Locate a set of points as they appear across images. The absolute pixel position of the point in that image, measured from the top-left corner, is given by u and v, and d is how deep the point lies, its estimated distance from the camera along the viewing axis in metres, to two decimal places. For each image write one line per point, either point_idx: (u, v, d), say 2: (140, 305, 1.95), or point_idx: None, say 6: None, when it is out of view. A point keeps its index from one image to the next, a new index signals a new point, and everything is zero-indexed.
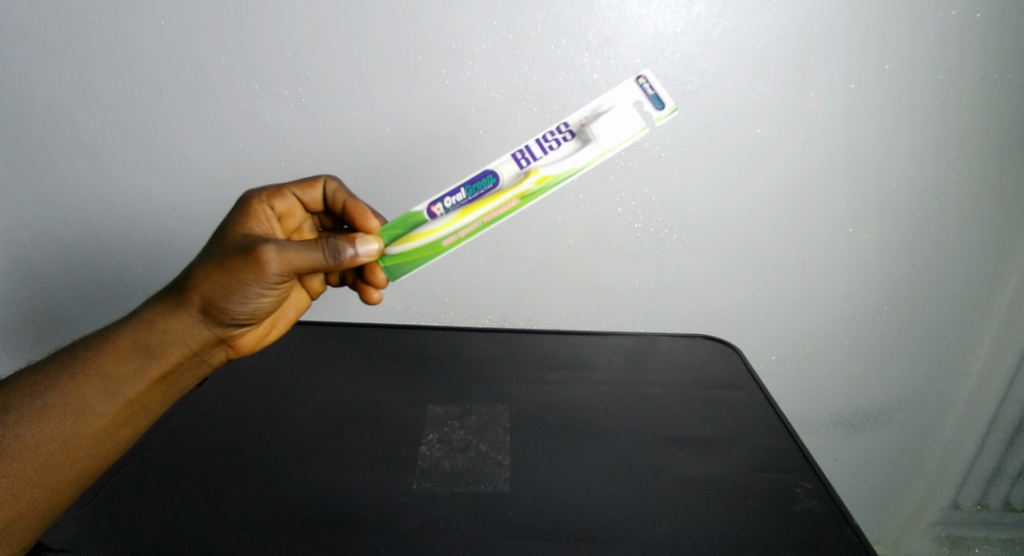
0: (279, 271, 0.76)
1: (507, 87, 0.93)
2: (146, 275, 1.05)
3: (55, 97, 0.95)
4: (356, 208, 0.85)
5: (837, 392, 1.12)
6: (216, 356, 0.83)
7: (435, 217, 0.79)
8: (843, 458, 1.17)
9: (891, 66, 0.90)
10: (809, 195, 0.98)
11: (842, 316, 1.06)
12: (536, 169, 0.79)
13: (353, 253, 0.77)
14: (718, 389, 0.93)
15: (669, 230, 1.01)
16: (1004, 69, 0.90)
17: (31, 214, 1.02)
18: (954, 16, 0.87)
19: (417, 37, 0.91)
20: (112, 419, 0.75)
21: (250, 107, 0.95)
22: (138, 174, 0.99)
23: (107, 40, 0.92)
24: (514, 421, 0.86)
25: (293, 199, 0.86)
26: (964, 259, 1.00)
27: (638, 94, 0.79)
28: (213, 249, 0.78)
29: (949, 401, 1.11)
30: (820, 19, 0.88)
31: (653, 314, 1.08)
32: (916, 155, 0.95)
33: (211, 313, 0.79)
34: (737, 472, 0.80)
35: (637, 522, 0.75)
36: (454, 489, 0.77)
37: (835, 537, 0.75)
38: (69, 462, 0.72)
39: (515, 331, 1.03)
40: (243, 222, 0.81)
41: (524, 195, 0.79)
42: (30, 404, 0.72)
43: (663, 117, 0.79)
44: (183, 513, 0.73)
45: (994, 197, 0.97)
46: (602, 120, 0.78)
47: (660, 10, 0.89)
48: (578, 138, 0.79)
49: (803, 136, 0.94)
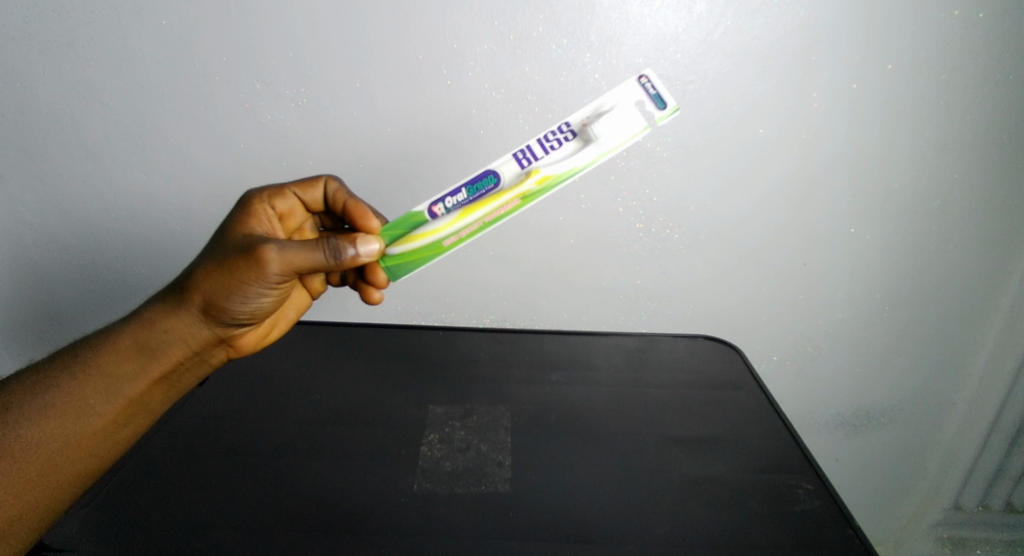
0: (280, 271, 0.76)
1: (508, 87, 0.93)
2: (147, 275, 1.05)
3: (57, 97, 0.95)
4: (356, 208, 0.85)
5: (839, 393, 1.12)
6: (216, 356, 0.83)
7: (436, 216, 0.79)
8: (844, 459, 1.17)
9: (893, 66, 0.90)
10: (811, 195, 0.98)
11: (843, 317, 1.05)
12: (537, 169, 0.79)
13: (354, 253, 0.77)
14: (720, 389, 0.93)
15: (670, 230, 1.01)
16: (1006, 69, 0.89)
17: (33, 213, 1.02)
18: (955, 16, 0.87)
19: (418, 37, 0.91)
20: (112, 419, 0.75)
21: (251, 106, 0.95)
22: (139, 174, 0.99)
23: (109, 40, 0.92)
24: (515, 421, 0.86)
25: (294, 199, 0.86)
26: (966, 260, 1.00)
27: (640, 93, 0.79)
28: (214, 249, 0.78)
29: (951, 402, 1.10)
30: (822, 18, 0.88)
31: (654, 314, 1.08)
32: (918, 155, 0.94)
33: (211, 313, 0.79)
34: (739, 473, 0.80)
35: (638, 522, 0.75)
36: (454, 490, 0.77)
37: (836, 538, 0.74)
38: (69, 462, 0.72)
39: (516, 331, 1.03)
40: (244, 222, 0.81)
41: (525, 195, 0.78)
42: (31, 404, 0.72)
43: (665, 116, 0.79)
44: (184, 513, 0.73)
45: (996, 197, 0.96)
46: (603, 119, 0.78)
47: (661, 10, 0.89)
48: (580, 138, 0.79)
49: (805, 136, 0.94)
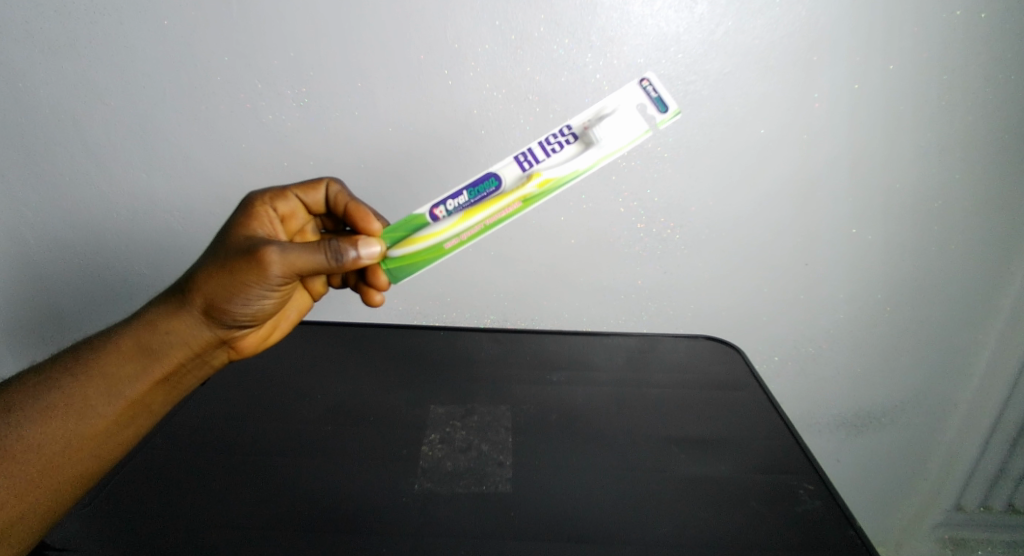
0: (282, 272, 0.76)
1: (510, 87, 0.93)
2: (148, 275, 1.05)
3: (58, 97, 0.95)
4: (358, 210, 0.85)
5: (840, 393, 1.12)
6: (218, 356, 0.83)
7: (437, 219, 0.79)
8: (845, 459, 1.17)
9: (894, 66, 0.90)
10: (812, 196, 0.98)
11: (845, 317, 1.05)
12: (538, 171, 0.79)
13: (356, 255, 0.77)
14: (721, 390, 0.93)
15: (671, 231, 1.01)
16: (1008, 69, 0.89)
17: (35, 213, 1.02)
18: (957, 16, 0.87)
19: (420, 37, 0.91)
20: (114, 420, 0.75)
21: (253, 106, 0.95)
22: (141, 174, 0.99)
23: (110, 40, 0.92)
24: (516, 421, 0.86)
25: (295, 201, 0.86)
26: (967, 260, 1.00)
27: (641, 96, 0.79)
28: (216, 250, 0.78)
29: (953, 403, 1.10)
30: (823, 18, 0.88)
31: (655, 315, 1.08)
32: (919, 155, 0.94)
33: (213, 314, 0.79)
34: (740, 474, 0.80)
35: (639, 523, 0.74)
36: (455, 489, 0.77)
37: (837, 538, 0.74)
38: (70, 463, 0.73)
39: (517, 331, 1.03)
40: (246, 223, 0.81)
41: (527, 197, 0.78)
42: (33, 405, 0.73)
43: (667, 120, 0.79)
44: (185, 513, 0.73)
45: (997, 198, 0.96)
46: (605, 123, 0.78)
47: (663, 10, 0.89)
48: (581, 141, 0.79)
49: (806, 137, 0.94)
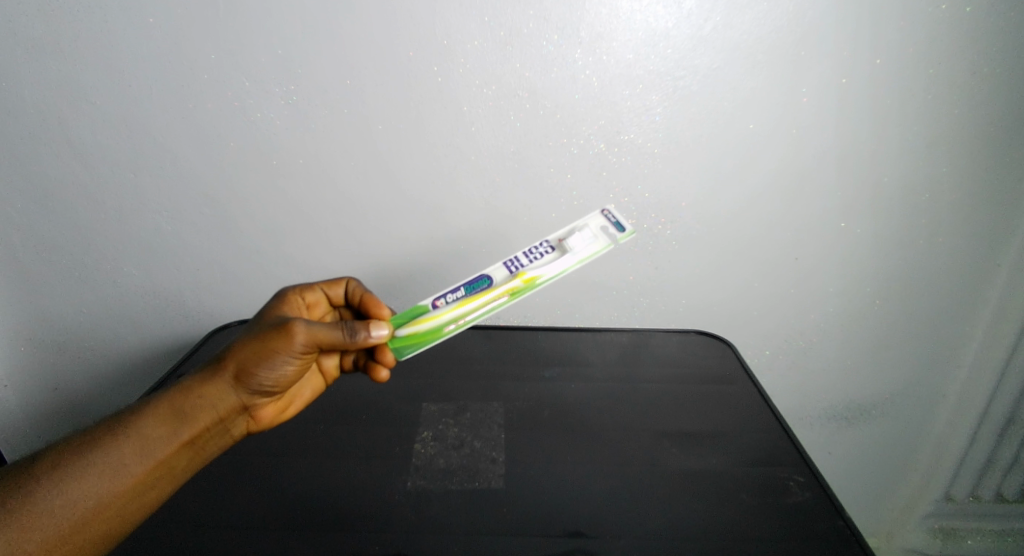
0: (305, 342, 0.79)
1: (501, 83, 0.97)
2: (138, 274, 1.09)
3: (41, 95, 0.98)
4: (372, 301, 0.90)
5: (827, 387, 1.17)
6: (238, 425, 0.82)
7: (437, 307, 0.82)
8: (836, 452, 1.22)
9: (881, 61, 0.94)
10: (804, 192, 1.02)
11: (833, 310, 1.10)
12: (524, 271, 0.82)
13: (366, 335, 0.80)
14: (715, 383, 0.98)
15: (662, 226, 1.05)
16: (994, 63, 0.94)
17: (21, 214, 1.05)
18: (943, 9, 0.92)
19: (416, 36, 0.95)
20: (143, 479, 0.74)
21: (240, 104, 0.98)
22: (129, 173, 1.03)
23: (95, 38, 0.95)
24: (509, 417, 0.90)
25: (321, 293, 0.90)
26: (950, 252, 1.05)
27: (602, 220, 0.85)
28: (252, 325, 0.82)
29: (942, 393, 1.16)
30: (808, 13, 0.93)
31: (647, 309, 1.12)
32: (904, 148, 0.99)
33: (242, 380, 0.79)
34: (730, 466, 0.85)
35: (633, 517, 0.79)
36: (448, 486, 0.82)
37: (828, 528, 0.79)
38: (99, 521, 0.72)
39: (511, 329, 1.07)
40: (279, 307, 0.85)
41: (513, 291, 0.82)
42: (71, 463, 0.72)
43: (625, 238, 0.83)
44: (198, 518, 0.77)
45: (981, 190, 1.01)
46: (575, 235, 0.83)
47: (651, 5, 0.93)
48: (558, 251, 0.83)
49: (797, 131, 0.99)
